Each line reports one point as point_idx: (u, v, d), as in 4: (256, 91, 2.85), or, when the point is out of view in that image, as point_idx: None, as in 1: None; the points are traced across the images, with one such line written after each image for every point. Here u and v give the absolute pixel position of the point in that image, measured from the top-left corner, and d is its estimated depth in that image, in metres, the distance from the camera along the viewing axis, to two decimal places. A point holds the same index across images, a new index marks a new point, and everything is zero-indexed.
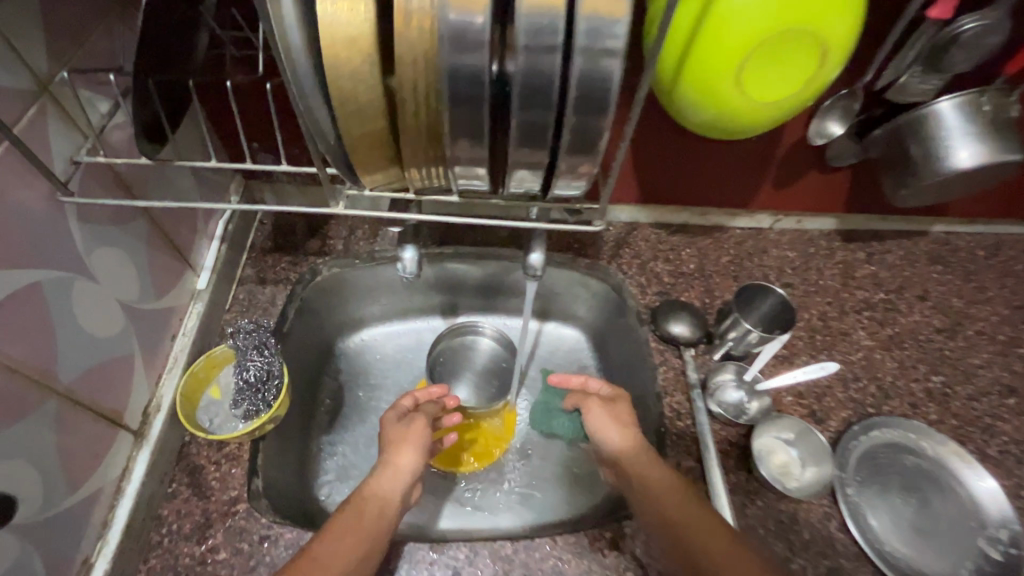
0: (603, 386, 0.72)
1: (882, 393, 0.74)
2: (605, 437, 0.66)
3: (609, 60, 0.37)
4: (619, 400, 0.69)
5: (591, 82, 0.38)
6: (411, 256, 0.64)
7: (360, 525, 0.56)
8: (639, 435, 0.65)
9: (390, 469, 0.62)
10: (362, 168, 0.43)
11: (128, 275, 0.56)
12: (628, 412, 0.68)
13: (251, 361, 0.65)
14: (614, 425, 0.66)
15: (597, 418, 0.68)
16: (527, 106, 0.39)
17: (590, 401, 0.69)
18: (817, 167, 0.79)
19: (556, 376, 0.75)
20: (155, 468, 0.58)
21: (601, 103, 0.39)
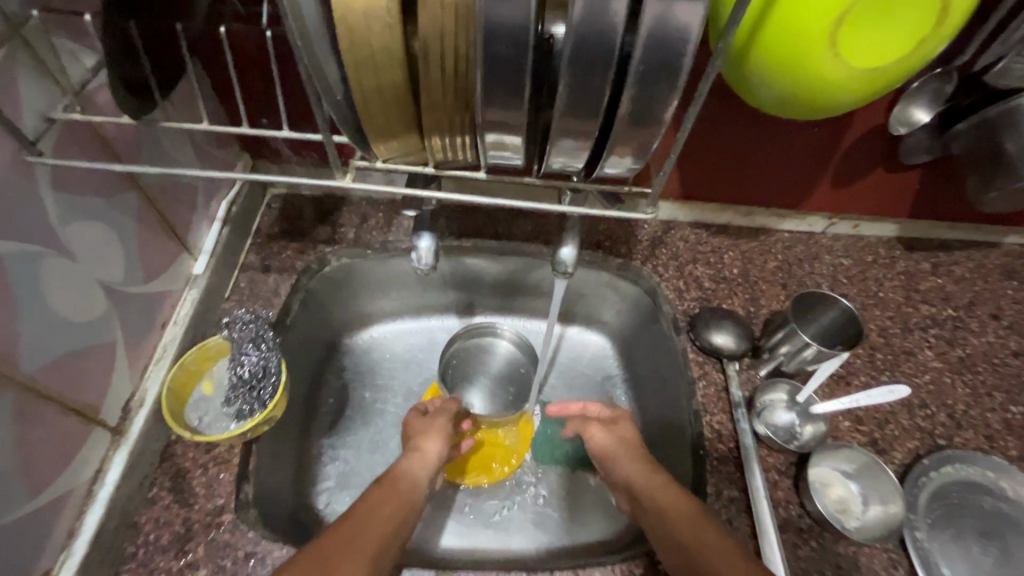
0: (601, 408, 0.66)
1: (954, 422, 0.65)
2: (613, 461, 0.61)
3: (684, 4, 0.30)
4: (621, 421, 0.64)
5: (660, 33, 0.31)
6: (427, 245, 0.55)
7: (386, 508, 0.53)
8: (644, 456, 0.60)
9: (417, 453, 0.61)
10: (373, 134, 0.37)
11: (114, 253, 0.50)
12: (634, 435, 0.63)
13: (247, 355, 0.58)
14: (624, 448, 0.61)
15: (600, 443, 0.63)
16: (581, 61, 0.32)
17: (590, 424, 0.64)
18: (884, 163, 0.71)
19: (555, 406, 0.69)
20: (133, 470, 0.53)
21: (669, 60, 0.32)
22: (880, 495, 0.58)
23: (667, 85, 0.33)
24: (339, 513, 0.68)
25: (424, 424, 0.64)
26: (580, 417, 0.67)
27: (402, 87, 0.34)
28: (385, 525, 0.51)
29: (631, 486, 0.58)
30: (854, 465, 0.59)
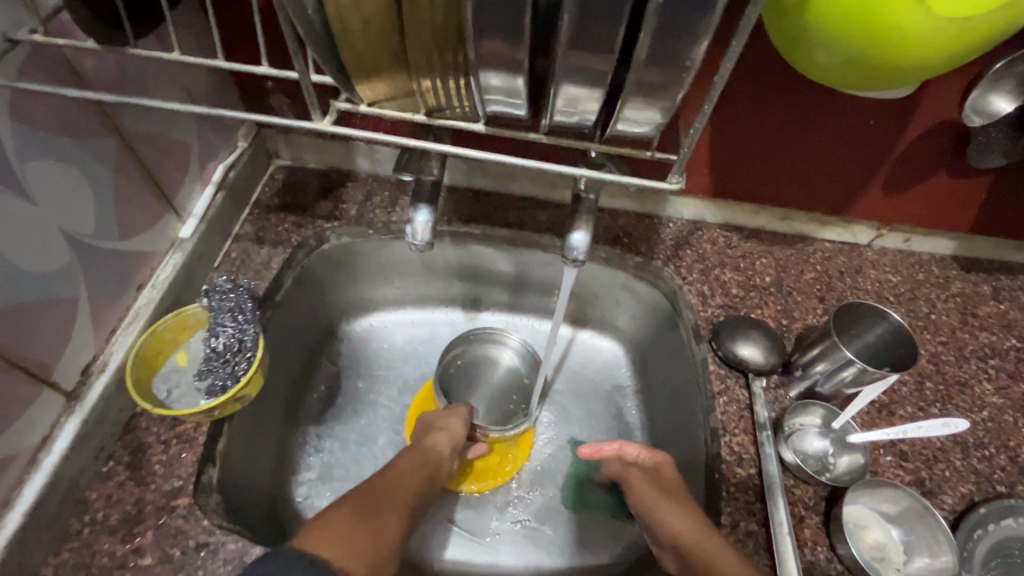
0: (640, 451, 0.56)
1: (1016, 467, 0.56)
2: (655, 516, 0.51)
3: None
4: (664, 469, 0.54)
5: None
6: (423, 220, 0.50)
7: (414, 475, 0.52)
8: (694, 509, 0.50)
9: (444, 429, 0.59)
10: (352, 62, 0.31)
11: (81, 203, 0.47)
12: (677, 483, 0.53)
13: (223, 326, 0.54)
14: (669, 500, 0.51)
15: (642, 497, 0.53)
16: None
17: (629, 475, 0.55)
18: (947, 165, 0.63)
19: (584, 447, 0.60)
20: (87, 441, 0.48)
21: None
22: (925, 543, 0.49)
23: (699, 14, 0.26)
24: (316, 508, 0.62)
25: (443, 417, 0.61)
26: (618, 461, 0.58)
27: (388, 8, 0.29)
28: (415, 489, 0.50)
29: (680, 549, 0.48)
30: (893, 504, 0.51)
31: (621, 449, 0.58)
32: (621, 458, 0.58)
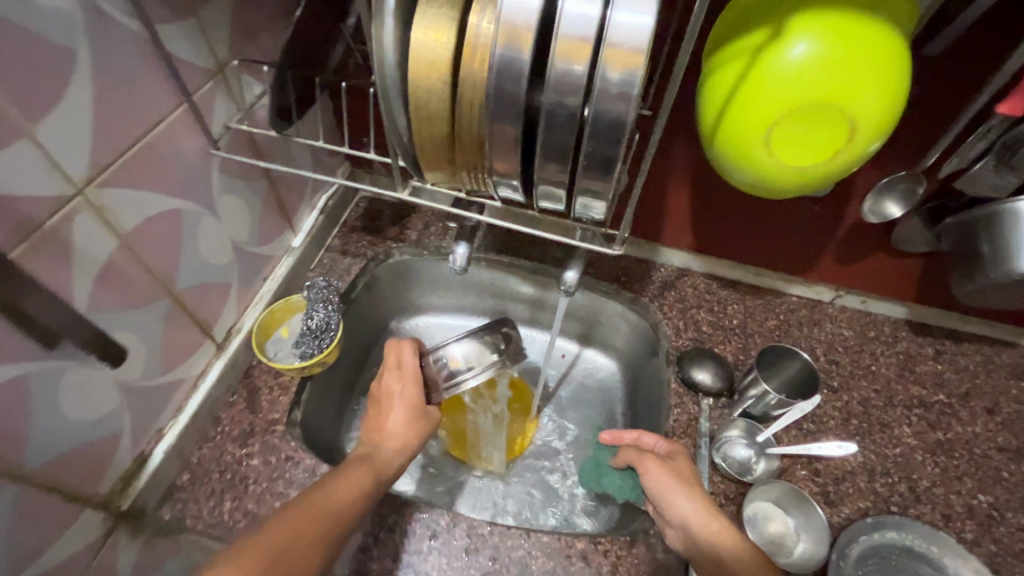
0: (658, 441, 0.67)
1: (912, 495, 0.70)
2: (670, 502, 0.60)
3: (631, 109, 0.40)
4: (676, 457, 0.64)
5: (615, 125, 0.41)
6: (462, 252, 0.71)
7: (338, 501, 0.54)
8: (703, 495, 0.60)
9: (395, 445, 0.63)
10: (424, 165, 0.51)
11: (243, 221, 0.70)
12: (688, 470, 0.63)
13: (318, 310, 0.76)
14: (682, 487, 0.60)
15: (658, 480, 0.62)
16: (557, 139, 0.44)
17: (647, 458, 0.64)
18: (884, 247, 0.77)
19: (607, 434, 0.71)
20: (224, 378, 0.71)
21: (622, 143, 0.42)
22: (808, 525, 0.64)
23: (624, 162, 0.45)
24: None
25: (417, 393, 0.67)
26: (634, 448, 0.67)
27: (446, 138, 0.48)
28: (325, 529, 0.51)
29: (690, 530, 0.57)
30: (782, 494, 0.66)
31: (640, 437, 0.68)
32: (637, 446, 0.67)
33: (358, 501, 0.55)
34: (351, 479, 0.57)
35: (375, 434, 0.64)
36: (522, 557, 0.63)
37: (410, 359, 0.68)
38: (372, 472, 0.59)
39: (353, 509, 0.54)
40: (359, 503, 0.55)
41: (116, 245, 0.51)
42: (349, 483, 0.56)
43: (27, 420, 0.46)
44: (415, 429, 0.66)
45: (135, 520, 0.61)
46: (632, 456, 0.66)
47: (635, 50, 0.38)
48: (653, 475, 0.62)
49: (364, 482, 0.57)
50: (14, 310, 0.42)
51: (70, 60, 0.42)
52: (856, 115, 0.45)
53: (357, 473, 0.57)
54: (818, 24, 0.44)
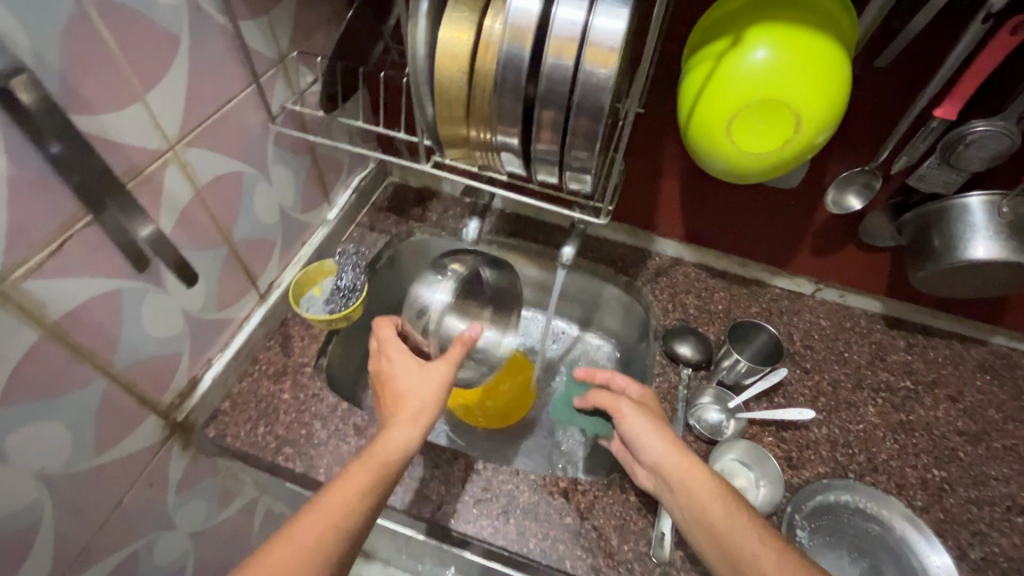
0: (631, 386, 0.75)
1: (869, 464, 0.76)
2: (644, 442, 0.67)
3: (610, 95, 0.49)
4: (648, 402, 0.73)
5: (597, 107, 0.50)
6: (475, 226, 0.81)
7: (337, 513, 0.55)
8: (675, 436, 0.67)
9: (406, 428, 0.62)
10: (444, 142, 0.61)
11: (289, 191, 0.82)
12: (658, 414, 0.71)
13: (346, 273, 0.88)
14: (652, 430, 0.68)
15: (633, 424, 0.69)
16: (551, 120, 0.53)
17: (623, 404, 0.70)
18: (857, 242, 0.84)
19: (582, 371, 0.80)
20: (263, 324, 0.82)
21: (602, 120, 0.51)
22: (766, 478, 0.72)
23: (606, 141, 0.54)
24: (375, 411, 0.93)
25: (407, 363, 0.68)
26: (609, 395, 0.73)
27: (461, 118, 0.58)
28: (323, 542, 0.53)
29: (660, 467, 0.65)
30: (742, 451, 0.74)
31: (612, 377, 0.77)
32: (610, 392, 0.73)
33: (358, 510, 0.56)
34: (354, 478, 0.57)
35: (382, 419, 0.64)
36: (511, 489, 0.71)
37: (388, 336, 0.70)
38: (377, 469, 0.58)
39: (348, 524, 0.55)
40: (357, 512, 0.56)
41: (192, 195, 0.62)
42: (350, 486, 0.56)
43: (118, 327, 0.57)
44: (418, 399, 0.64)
45: (186, 434, 0.72)
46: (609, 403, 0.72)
47: (610, 50, 0.47)
48: (630, 420, 0.69)
49: (367, 482, 0.57)
50: (120, 234, 0.53)
51: (174, 43, 0.54)
52: (801, 111, 0.54)
53: (354, 475, 0.57)
54: (770, 34, 0.53)
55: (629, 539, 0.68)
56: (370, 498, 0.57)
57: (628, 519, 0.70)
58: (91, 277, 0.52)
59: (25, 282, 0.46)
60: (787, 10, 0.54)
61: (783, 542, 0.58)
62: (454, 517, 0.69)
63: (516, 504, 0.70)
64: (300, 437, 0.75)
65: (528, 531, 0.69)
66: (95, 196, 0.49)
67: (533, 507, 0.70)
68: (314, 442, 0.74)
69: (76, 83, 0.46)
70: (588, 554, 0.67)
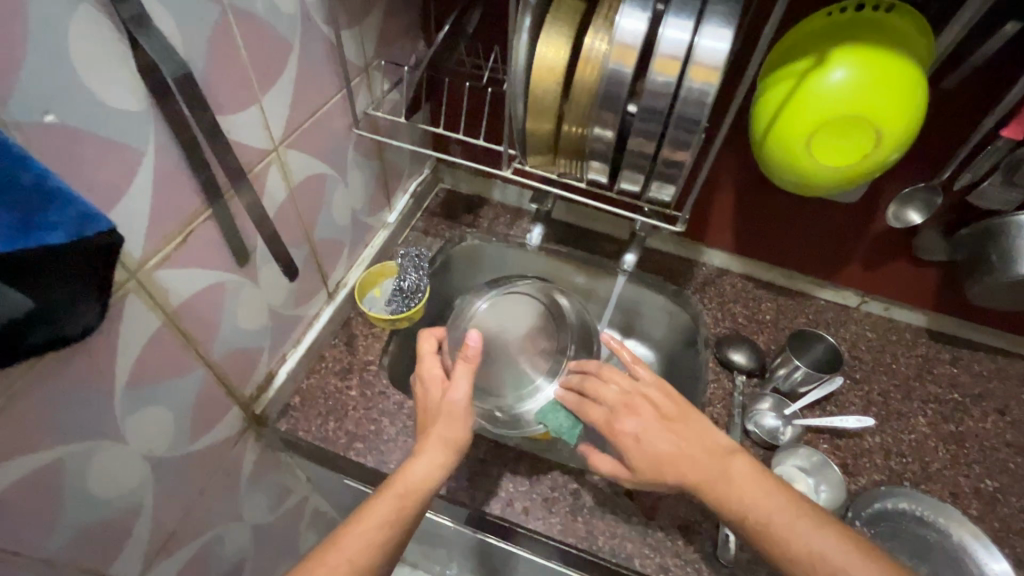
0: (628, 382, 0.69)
1: (924, 473, 0.78)
2: (662, 444, 0.61)
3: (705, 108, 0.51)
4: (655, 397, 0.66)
5: (690, 120, 0.52)
6: (537, 233, 0.85)
7: (360, 546, 0.54)
8: (692, 439, 0.62)
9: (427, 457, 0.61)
10: (530, 150, 0.64)
11: (361, 193, 0.85)
12: (676, 412, 0.64)
13: (409, 275, 0.90)
14: (666, 432, 0.62)
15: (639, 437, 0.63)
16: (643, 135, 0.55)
17: (617, 423, 0.65)
18: (906, 257, 0.87)
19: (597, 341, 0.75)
20: (331, 322, 0.85)
21: (695, 129, 0.53)
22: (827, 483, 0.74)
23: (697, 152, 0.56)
24: None
25: (435, 385, 0.68)
26: (604, 414, 0.67)
27: (551, 129, 0.61)
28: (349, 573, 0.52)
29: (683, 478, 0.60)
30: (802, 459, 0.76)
31: (600, 369, 0.72)
32: (607, 412, 0.67)
33: (385, 539, 0.55)
34: (375, 510, 0.56)
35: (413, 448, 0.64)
36: (576, 489, 0.73)
37: (423, 350, 0.71)
38: (399, 502, 0.58)
39: (373, 557, 0.54)
40: (383, 546, 0.55)
41: (287, 194, 0.65)
42: (372, 517, 0.56)
43: (219, 319, 0.59)
44: (445, 424, 0.64)
45: (259, 426, 0.74)
46: (603, 423, 0.67)
47: (713, 68, 0.49)
48: (648, 436, 0.62)
49: (390, 514, 0.56)
50: (232, 230, 0.56)
51: (287, 50, 0.57)
52: (879, 126, 0.57)
53: (375, 508, 0.56)
54: (853, 55, 0.56)
55: (695, 540, 0.70)
56: (394, 527, 0.56)
57: (693, 520, 0.71)
58: (204, 269, 0.55)
59: (155, 272, 0.49)
60: (872, 33, 0.56)
61: (827, 521, 0.55)
62: (524, 513, 0.71)
63: (582, 503, 0.72)
64: (370, 432, 0.77)
65: (596, 529, 0.70)
66: (219, 193, 0.52)
67: (599, 506, 0.72)
68: (383, 438, 0.76)
69: (212, 86, 0.49)
70: (656, 553, 0.69)
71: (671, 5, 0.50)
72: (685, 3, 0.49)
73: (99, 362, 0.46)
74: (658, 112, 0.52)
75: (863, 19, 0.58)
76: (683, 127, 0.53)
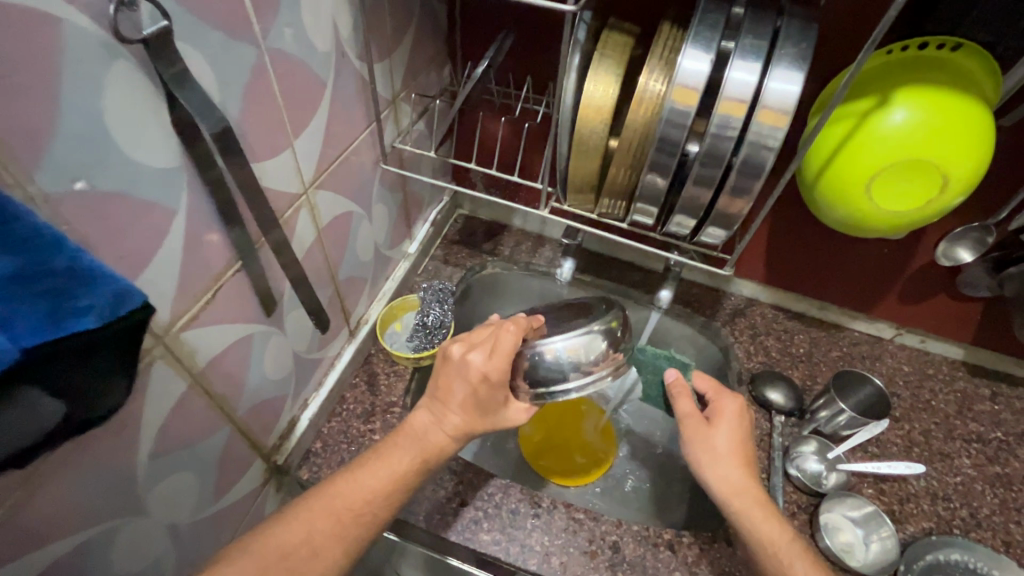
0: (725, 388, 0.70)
1: (974, 520, 0.75)
2: (742, 437, 0.64)
3: (772, 154, 0.48)
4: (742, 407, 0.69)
5: (754, 165, 0.49)
6: (568, 266, 0.85)
7: (370, 496, 0.55)
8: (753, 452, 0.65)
9: (440, 412, 0.59)
10: (572, 189, 0.61)
11: (384, 226, 0.81)
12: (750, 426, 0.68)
13: (432, 309, 0.88)
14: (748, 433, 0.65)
15: (734, 425, 0.64)
16: (699, 182, 0.51)
17: (728, 401, 0.66)
18: (947, 291, 0.84)
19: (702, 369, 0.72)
20: (352, 362, 0.81)
21: (759, 176, 0.49)
22: (874, 535, 0.71)
23: None
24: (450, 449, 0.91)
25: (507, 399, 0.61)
26: (714, 391, 0.68)
27: (597, 168, 0.58)
28: (354, 524, 0.54)
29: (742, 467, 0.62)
30: (848, 506, 0.73)
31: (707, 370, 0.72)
32: (716, 393, 0.67)
33: (391, 496, 0.56)
34: (390, 458, 0.57)
35: (435, 405, 0.60)
36: (615, 542, 0.69)
37: (509, 350, 0.59)
38: (421, 453, 0.58)
39: (377, 507, 0.55)
40: (392, 502, 0.56)
41: (315, 237, 0.62)
42: (393, 469, 0.57)
43: (245, 374, 0.55)
44: (475, 421, 0.60)
45: (280, 476, 0.70)
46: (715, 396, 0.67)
47: (782, 111, 0.46)
48: (741, 426, 0.64)
49: (403, 469, 0.57)
50: (261, 282, 0.52)
51: (320, 89, 0.54)
52: (944, 171, 0.54)
53: (397, 456, 0.58)
54: (917, 97, 0.53)
55: None
56: (403, 485, 0.57)
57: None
58: (231, 323, 0.51)
59: (182, 333, 0.45)
60: (938, 75, 0.54)
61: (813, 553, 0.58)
62: (561, 569, 0.67)
63: (622, 558, 0.68)
64: None
65: None
66: (251, 245, 0.48)
67: (639, 559, 0.68)
68: None
69: (247, 131, 0.46)
70: None
71: (736, 47, 0.47)
72: (751, 45, 0.47)
73: (122, 437, 0.42)
74: (720, 157, 0.49)
75: (926, 58, 0.55)
76: (747, 172, 0.49)
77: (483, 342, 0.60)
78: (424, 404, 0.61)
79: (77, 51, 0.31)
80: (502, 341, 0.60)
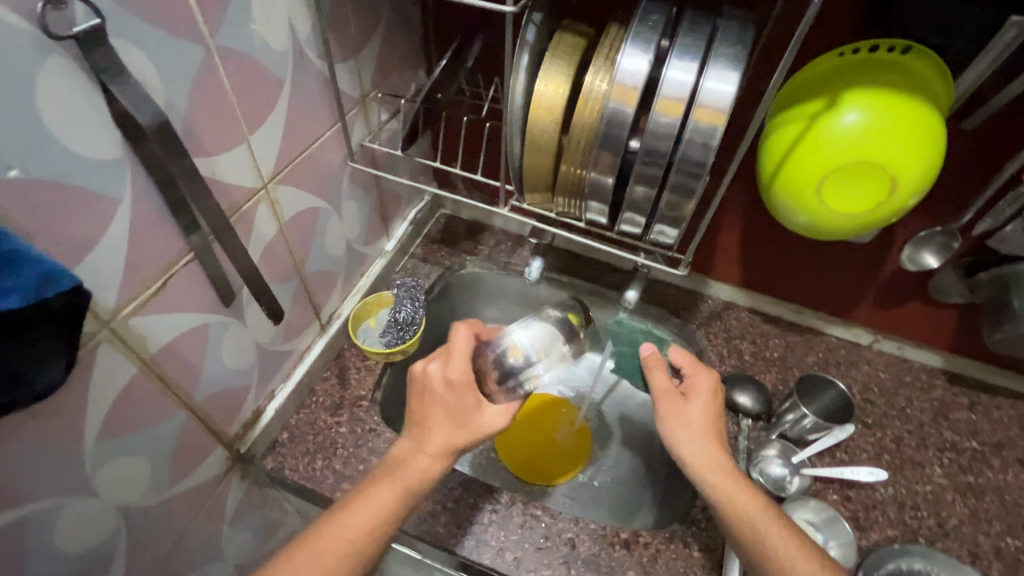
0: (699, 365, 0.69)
1: (940, 529, 0.74)
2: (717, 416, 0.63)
3: (709, 152, 0.48)
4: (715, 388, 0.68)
5: (693, 164, 0.49)
6: (537, 265, 0.86)
7: (354, 537, 0.55)
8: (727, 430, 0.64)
9: (422, 443, 0.59)
10: (528, 187, 0.61)
11: (356, 223, 0.82)
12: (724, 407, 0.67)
13: (406, 305, 0.89)
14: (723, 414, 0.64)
15: (708, 402, 0.63)
16: (642, 180, 0.52)
17: (701, 379, 0.65)
18: (922, 296, 0.83)
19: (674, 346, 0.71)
20: (322, 355, 0.82)
21: (698, 174, 0.50)
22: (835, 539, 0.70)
23: None
24: None
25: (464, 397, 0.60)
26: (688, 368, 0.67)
27: (550, 165, 0.58)
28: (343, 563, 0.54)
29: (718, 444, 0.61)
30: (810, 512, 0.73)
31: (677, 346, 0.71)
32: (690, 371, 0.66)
33: (376, 533, 0.56)
34: (376, 495, 0.57)
35: (416, 432, 0.60)
36: (571, 539, 0.70)
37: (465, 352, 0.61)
38: (402, 485, 0.58)
39: (368, 546, 0.55)
40: (379, 534, 0.56)
41: (277, 230, 0.63)
42: (376, 506, 0.56)
43: (201, 362, 0.57)
44: (457, 434, 0.59)
45: (245, 465, 0.71)
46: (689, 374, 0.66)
47: (717, 110, 0.47)
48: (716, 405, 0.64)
49: (388, 505, 0.57)
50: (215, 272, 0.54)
51: (278, 86, 0.56)
52: (893, 172, 0.54)
53: (381, 492, 0.57)
54: (865, 98, 0.53)
55: None
56: (390, 518, 0.57)
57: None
58: (185, 311, 0.53)
59: (129, 319, 0.47)
60: (887, 76, 0.54)
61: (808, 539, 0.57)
62: (514, 564, 0.68)
63: (577, 555, 0.69)
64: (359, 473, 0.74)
65: None
66: (201, 234, 0.50)
67: (593, 557, 0.68)
68: None
69: (197, 126, 0.48)
70: None
71: (675, 46, 0.48)
72: (689, 47, 0.48)
73: (65, 415, 0.44)
74: (659, 155, 0.50)
75: (876, 61, 0.55)
76: (686, 170, 0.50)
77: (441, 353, 0.62)
78: (405, 433, 0.61)
79: (10, 47, 0.33)
80: (457, 341, 0.61)
